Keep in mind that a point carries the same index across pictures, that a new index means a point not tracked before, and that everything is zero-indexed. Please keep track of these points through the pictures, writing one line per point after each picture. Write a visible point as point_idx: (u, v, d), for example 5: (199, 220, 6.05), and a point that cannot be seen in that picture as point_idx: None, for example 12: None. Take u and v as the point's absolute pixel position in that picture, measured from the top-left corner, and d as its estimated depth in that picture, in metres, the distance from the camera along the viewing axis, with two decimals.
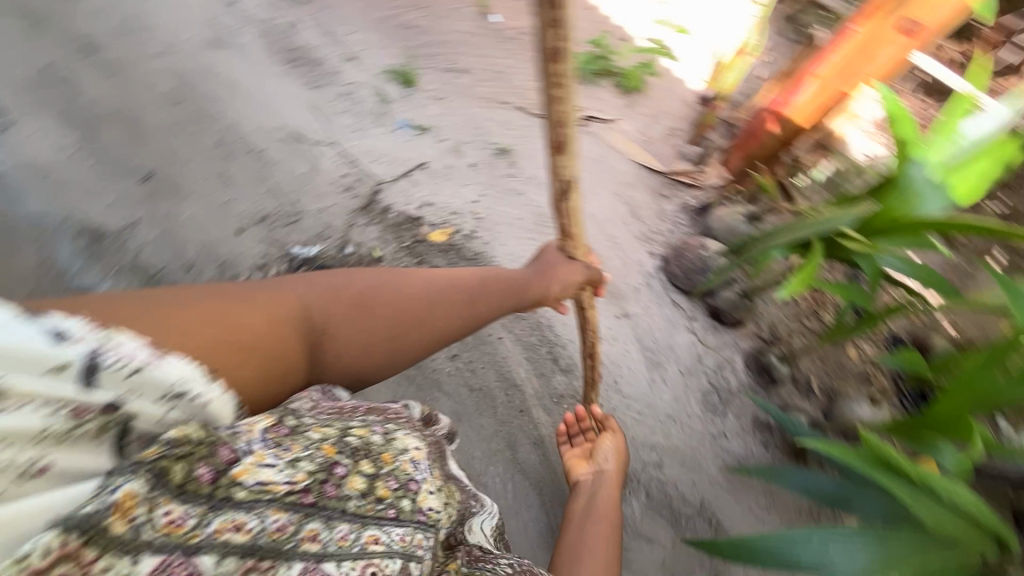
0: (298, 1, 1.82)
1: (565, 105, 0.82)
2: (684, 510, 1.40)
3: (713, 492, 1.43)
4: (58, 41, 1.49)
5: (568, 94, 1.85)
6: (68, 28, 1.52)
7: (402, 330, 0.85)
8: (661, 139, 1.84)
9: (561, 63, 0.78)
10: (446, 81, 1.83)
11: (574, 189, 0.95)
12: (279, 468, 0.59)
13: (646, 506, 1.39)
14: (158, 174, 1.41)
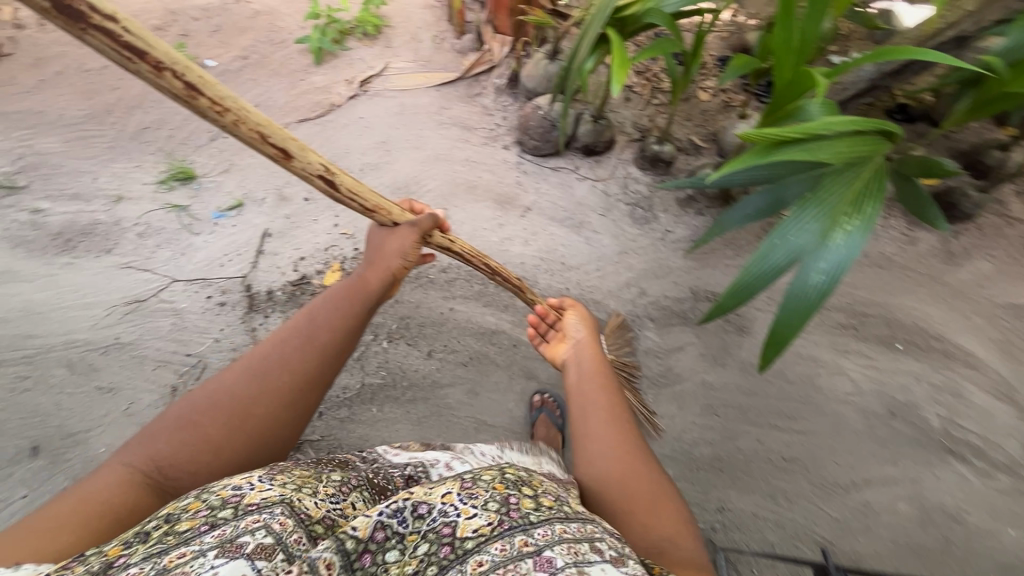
0: (17, 187, 1.59)
1: (248, 121, 0.73)
2: (684, 305, 1.53)
3: (693, 276, 1.57)
4: None
5: (330, 76, 1.77)
6: None
7: (242, 420, 0.76)
8: (435, 51, 1.81)
9: (207, 98, 0.69)
10: (220, 149, 1.69)
11: (336, 171, 0.88)
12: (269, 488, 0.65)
13: (658, 328, 1.51)
14: (44, 438, 1.30)
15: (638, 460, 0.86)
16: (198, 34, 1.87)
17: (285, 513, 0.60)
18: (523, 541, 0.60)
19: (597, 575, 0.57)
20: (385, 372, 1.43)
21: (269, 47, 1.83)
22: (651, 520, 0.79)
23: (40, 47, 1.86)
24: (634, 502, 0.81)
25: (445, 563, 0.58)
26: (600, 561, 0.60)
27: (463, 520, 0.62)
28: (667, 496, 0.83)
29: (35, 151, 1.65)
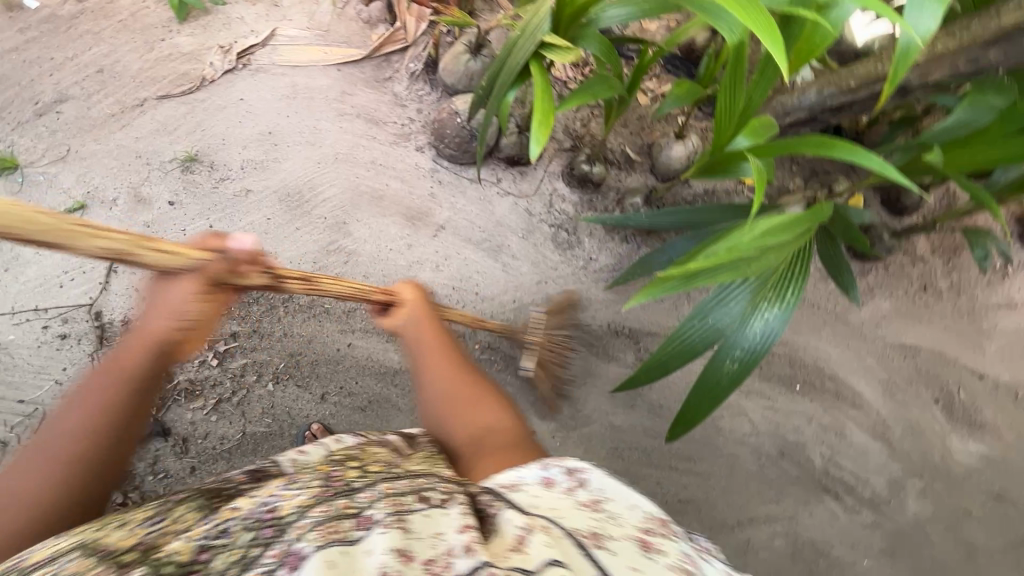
0: None
1: None
2: (601, 341, 1.47)
3: (614, 310, 1.50)
4: None
5: (199, 40, 1.42)
6: None
7: None
8: (336, 20, 1.49)
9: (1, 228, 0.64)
10: (51, 129, 1.33)
11: None
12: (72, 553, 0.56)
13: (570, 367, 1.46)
14: None
15: (467, 382, 0.92)
16: None
17: (82, 555, 0.54)
18: (348, 504, 0.58)
19: (433, 523, 0.56)
20: (270, 419, 1.28)
21: None
22: (485, 423, 0.85)
23: None
24: (462, 407, 0.87)
25: (270, 540, 0.54)
26: (442, 508, 0.59)
27: (282, 502, 0.60)
28: (498, 405, 0.90)
29: None
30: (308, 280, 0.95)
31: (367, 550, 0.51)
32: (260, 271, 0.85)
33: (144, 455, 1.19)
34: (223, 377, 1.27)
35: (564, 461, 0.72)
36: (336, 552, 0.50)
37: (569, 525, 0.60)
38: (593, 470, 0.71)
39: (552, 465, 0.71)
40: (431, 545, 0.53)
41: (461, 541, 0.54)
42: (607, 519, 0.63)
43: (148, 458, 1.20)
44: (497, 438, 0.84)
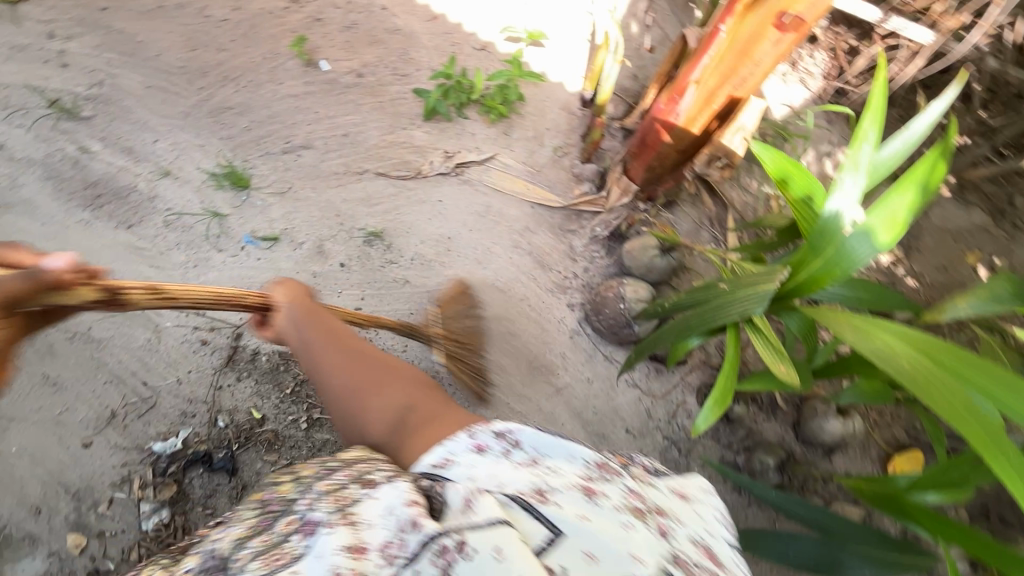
0: (80, 116, 1.49)
1: None
2: None
3: None
4: None
5: (432, 138, 1.57)
6: None
7: None
8: (551, 164, 1.57)
9: None
10: (286, 166, 1.53)
11: None
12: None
13: None
14: None
15: (364, 363, 0.90)
16: (329, 23, 1.70)
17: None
18: (290, 522, 0.62)
19: (369, 512, 0.59)
20: None
21: (389, 75, 1.64)
22: (388, 404, 0.84)
23: None
24: (367, 406, 0.84)
25: (234, 572, 0.58)
26: (370, 495, 0.62)
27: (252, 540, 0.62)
28: (412, 385, 0.90)
29: (113, 85, 1.54)
30: (157, 288, 0.88)
31: (317, 554, 0.54)
32: (97, 287, 0.79)
33: (205, 484, 1.23)
34: (303, 444, 1.29)
35: (492, 426, 0.74)
36: (286, 571, 0.54)
37: (508, 488, 0.63)
38: (520, 429, 0.73)
39: (477, 432, 0.73)
40: (372, 533, 0.56)
41: (408, 516, 0.57)
42: (546, 473, 0.66)
43: (208, 488, 1.22)
44: (424, 409, 0.85)
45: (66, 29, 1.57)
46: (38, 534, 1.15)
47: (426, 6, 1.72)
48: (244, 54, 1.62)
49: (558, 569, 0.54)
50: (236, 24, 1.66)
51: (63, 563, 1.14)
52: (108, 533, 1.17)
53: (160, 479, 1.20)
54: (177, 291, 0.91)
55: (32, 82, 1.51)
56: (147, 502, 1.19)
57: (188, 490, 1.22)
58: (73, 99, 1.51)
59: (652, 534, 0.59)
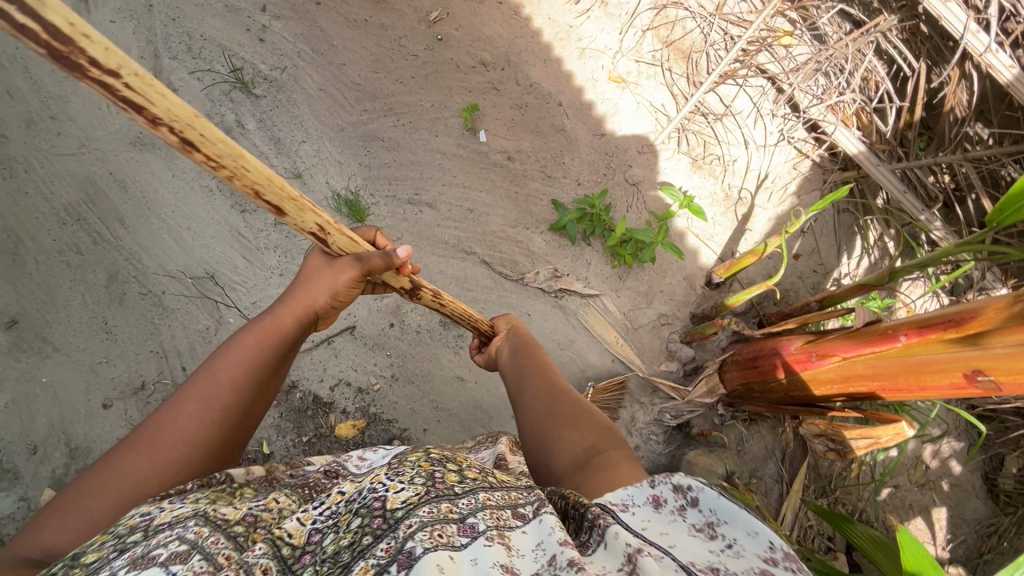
0: (250, 92, 1.55)
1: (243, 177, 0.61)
2: None
3: None
4: None
5: (548, 250, 1.54)
6: None
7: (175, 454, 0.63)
8: (648, 328, 1.51)
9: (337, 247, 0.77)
10: (404, 216, 1.53)
11: (334, 232, 0.76)
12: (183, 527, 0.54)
13: None
14: (24, 320, 1.25)
15: (559, 392, 0.81)
16: (505, 96, 1.71)
17: (200, 522, 0.54)
18: (452, 507, 0.53)
19: (519, 541, 0.51)
20: None
21: (536, 170, 1.63)
22: (571, 439, 0.69)
23: None
24: (552, 428, 0.73)
25: (380, 533, 0.51)
26: (522, 525, 0.53)
27: (391, 492, 0.54)
28: (603, 420, 0.74)
29: (292, 75, 1.60)
30: (438, 295, 1.02)
31: (470, 557, 0.48)
32: (410, 282, 0.94)
33: None
34: None
35: (674, 476, 0.57)
36: (445, 556, 0.47)
37: (680, 555, 0.48)
38: (708, 490, 0.55)
39: (655, 477, 0.57)
40: (525, 564, 0.48)
41: (564, 556, 0.48)
42: (723, 550, 0.51)
43: None
44: (617, 453, 0.66)
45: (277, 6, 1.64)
46: (23, 472, 1.16)
47: (602, 117, 1.70)
48: (415, 94, 1.65)
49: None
50: (423, 64, 1.69)
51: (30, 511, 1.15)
52: None
53: None
54: (448, 301, 1.05)
55: (227, 43, 1.58)
56: None
57: None
58: (253, 74, 1.57)
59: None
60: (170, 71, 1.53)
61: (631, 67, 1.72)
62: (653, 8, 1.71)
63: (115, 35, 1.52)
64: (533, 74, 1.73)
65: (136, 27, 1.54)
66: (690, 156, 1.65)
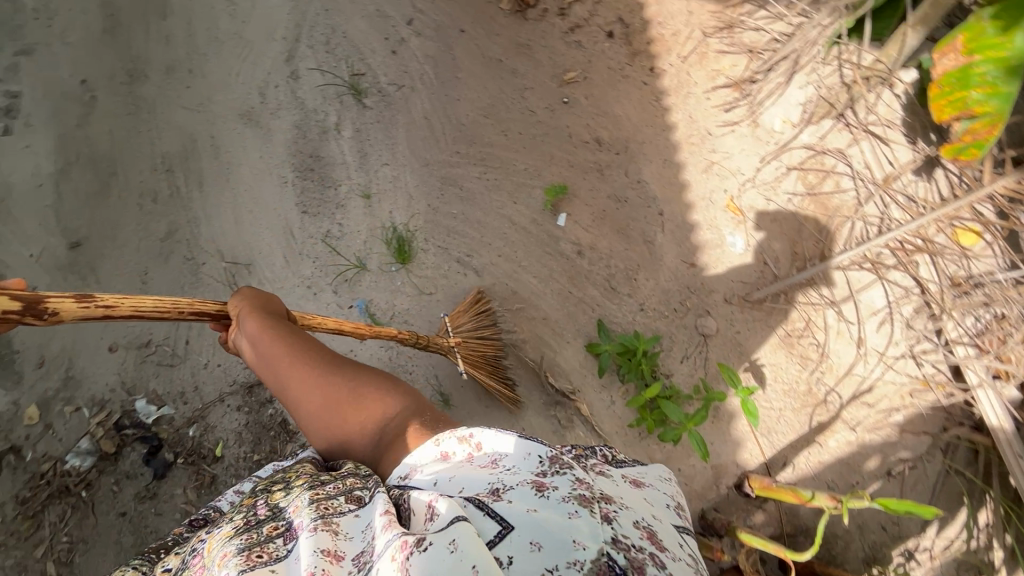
0: (360, 100, 1.56)
1: None
2: None
3: None
4: (113, 58, 1.47)
5: (574, 368, 1.39)
6: (131, 46, 1.50)
7: None
8: None
9: None
10: (446, 273, 1.45)
11: None
12: None
13: None
14: (86, 244, 1.37)
15: (336, 369, 0.75)
16: (607, 182, 1.54)
17: None
18: (276, 527, 0.54)
19: (349, 525, 0.53)
20: None
21: (601, 276, 1.46)
22: (370, 424, 0.71)
23: (546, 22, 1.64)
24: (347, 418, 0.72)
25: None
26: (353, 508, 0.55)
27: (231, 528, 0.57)
28: (352, 370, 0.76)
29: (406, 95, 1.58)
30: (86, 295, 0.72)
31: (292, 559, 0.49)
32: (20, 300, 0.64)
33: (135, 464, 1.26)
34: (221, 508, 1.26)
35: (459, 428, 0.62)
36: (263, 570, 0.48)
37: (466, 485, 0.54)
38: (479, 428, 0.60)
39: (443, 437, 0.61)
40: (349, 544, 0.50)
41: (379, 531, 0.49)
42: (503, 470, 0.54)
43: (134, 469, 1.26)
44: (409, 407, 0.72)
45: (422, 23, 1.62)
46: None
47: (702, 245, 1.47)
48: (514, 153, 1.55)
49: (503, 561, 0.45)
50: (535, 124, 1.58)
51: None
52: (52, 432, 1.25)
53: (113, 431, 1.25)
54: (114, 300, 0.75)
55: (362, 46, 1.60)
56: (89, 439, 1.25)
57: (121, 457, 1.25)
58: (371, 83, 1.57)
59: (600, 522, 0.48)
60: (301, 59, 1.58)
61: (757, 203, 1.49)
62: (807, 149, 1.48)
63: (270, 10, 1.60)
64: (645, 170, 1.54)
65: (292, 8, 1.60)
66: (782, 330, 1.38)
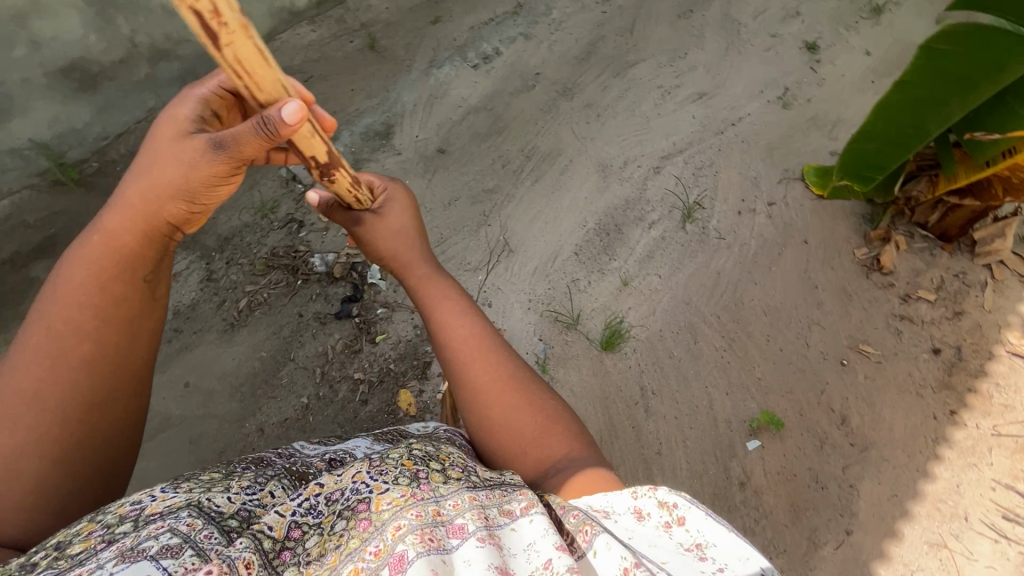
0: (684, 223, 1.71)
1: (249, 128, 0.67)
2: None
3: None
4: (565, 82, 1.94)
5: None
6: (581, 84, 1.94)
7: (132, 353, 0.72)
8: None
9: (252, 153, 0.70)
10: (625, 387, 1.48)
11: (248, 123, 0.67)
12: (180, 497, 0.56)
13: None
14: (446, 154, 1.76)
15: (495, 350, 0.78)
16: (818, 457, 1.43)
17: (193, 515, 0.53)
18: (438, 512, 0.54)
19: (511, 539, 0.53)
20: (282, 380, 1.42)
21: (742, 521, 1.35)
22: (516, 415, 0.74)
23: (885, 295, 1.65)
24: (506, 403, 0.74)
25: (364, 534, 0.52)
26: (510, 523, 0.55)
27: (377, 495, 0.56)
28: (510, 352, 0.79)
29: (719, 248, 1.69)
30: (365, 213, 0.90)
31: (465, 560, 0.49)
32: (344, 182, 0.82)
33: (334, 295, 1.53)
34: (341, 372, 1.44)
35: (663, 493, 0.59)
36: (438, 561, 0.49)
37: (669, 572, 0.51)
38: (686, 501, 0.58)
39: (643, 491, 0.59)
40: (518, 563, 0.50)
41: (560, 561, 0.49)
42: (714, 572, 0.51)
43: (331, 298, 1.52)
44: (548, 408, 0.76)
45: (780, 215, 1.76)
46: None
47: None
48: (762, 360, 1.55)
49: None
50: (799, 357, 1.56)
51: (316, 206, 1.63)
52: (322, 232, 1.59)
53: (348, 266, 1.55)
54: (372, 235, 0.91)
55: (719, 193, 1.78)
56: (333, 257, 1.56)
57: (334, 284, 1.53)
58: (704, 219, 1.73)
59: None
60: (671, 166, 1.81)
61: None
62: None
63: (682, 126, 1.90)
64: (861, 482, 1.41)
65: (697, 136, 1.89)
66: None
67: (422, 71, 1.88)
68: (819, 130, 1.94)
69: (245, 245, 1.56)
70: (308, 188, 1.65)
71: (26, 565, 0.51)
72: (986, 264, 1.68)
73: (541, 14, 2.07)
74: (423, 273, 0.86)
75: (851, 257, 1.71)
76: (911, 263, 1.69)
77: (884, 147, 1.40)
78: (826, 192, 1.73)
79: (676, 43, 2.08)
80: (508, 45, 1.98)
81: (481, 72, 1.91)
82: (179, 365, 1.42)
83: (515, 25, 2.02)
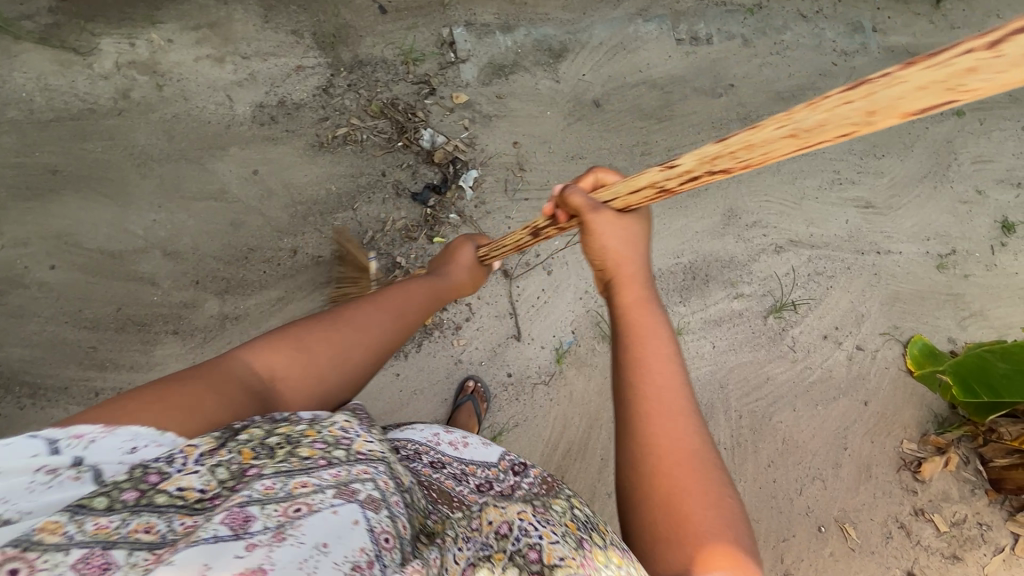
0: (769, 314, 1.60)
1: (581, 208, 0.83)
2: None
3: None
4: (752, 110, 1.76)
5: None
6: (765, 122, 1.76)
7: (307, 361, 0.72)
8: None
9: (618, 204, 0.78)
10: (618, 421, 1.45)
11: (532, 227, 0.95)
12: (374, 445, 0.58)
13: (17, 338, 1.23)
14: (599, 108, 1.63)
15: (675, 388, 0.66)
16: None
17: (385, 474, 0.55)
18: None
19: None
20: (335, 221, 1.41)
21: None
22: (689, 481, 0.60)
23: (901, 496, 1.56)
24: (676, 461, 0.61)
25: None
26: None
27: (549, 544, 0.55)
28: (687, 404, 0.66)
29: (785, 358, 1.58)
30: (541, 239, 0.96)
31: None
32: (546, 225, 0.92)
33: (422, 176, 1.48)
34: (387, 247, 1.42)
35: None
36: None
37: None
38: None
39: None
40: None
41: None
42: None
43: (418, 176, 1.48)
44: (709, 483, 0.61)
45: (859, 363, 1.64)
46: (483, 84, 1.56)
47: None
48: (751, 480, 1.49)
49: None
50: (785, 498, 1.50)
51: (455, 83, 1.55)
52: (445, 111, 1.52)
53: (449, 157, 1.49)
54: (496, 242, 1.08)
55: (820, 309, 1.65)
56: (441, 140, 1.50)
57: (428, 165, 1.49)
58: (789, 322, 1.61)
59: None
60: (794, 255, 1.67)
61: None
62: None
63: (830, 223, 1.73)
64: None
65: (838, 243, 1.72)
66: None
67: (627, 13, 1.71)
68: (954, 310, 1.76)
69: (374, 80, 1.51)
70: (457, 61, 1.56)
71: (266, 449, 0.52)
72: (1015, 532, 1.56)
73: (773, 29, 1.86)
74: (636, 297, 0.74)
75: (896, 443, 1.60)
76: (946, 485, 1.58)
77: (1015, 376, 1.30)
78: (919, 372, 1.60)
79: (881, 138, 1.86)
80: (723, 41, 1.79)
81: (680, 50, 1.74)
82: (257, 151, 1.41)
83: (742, 25, 1.82)
